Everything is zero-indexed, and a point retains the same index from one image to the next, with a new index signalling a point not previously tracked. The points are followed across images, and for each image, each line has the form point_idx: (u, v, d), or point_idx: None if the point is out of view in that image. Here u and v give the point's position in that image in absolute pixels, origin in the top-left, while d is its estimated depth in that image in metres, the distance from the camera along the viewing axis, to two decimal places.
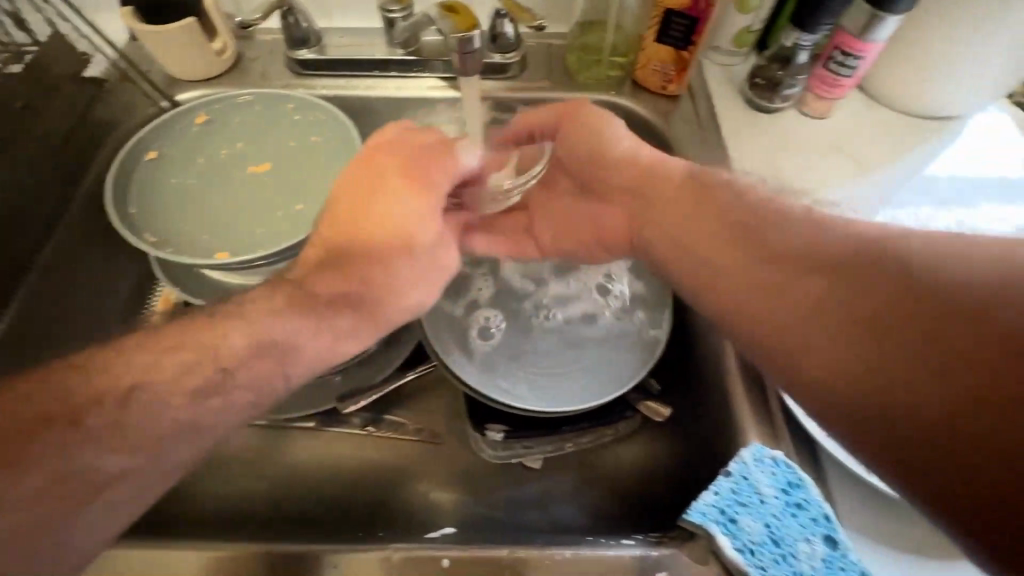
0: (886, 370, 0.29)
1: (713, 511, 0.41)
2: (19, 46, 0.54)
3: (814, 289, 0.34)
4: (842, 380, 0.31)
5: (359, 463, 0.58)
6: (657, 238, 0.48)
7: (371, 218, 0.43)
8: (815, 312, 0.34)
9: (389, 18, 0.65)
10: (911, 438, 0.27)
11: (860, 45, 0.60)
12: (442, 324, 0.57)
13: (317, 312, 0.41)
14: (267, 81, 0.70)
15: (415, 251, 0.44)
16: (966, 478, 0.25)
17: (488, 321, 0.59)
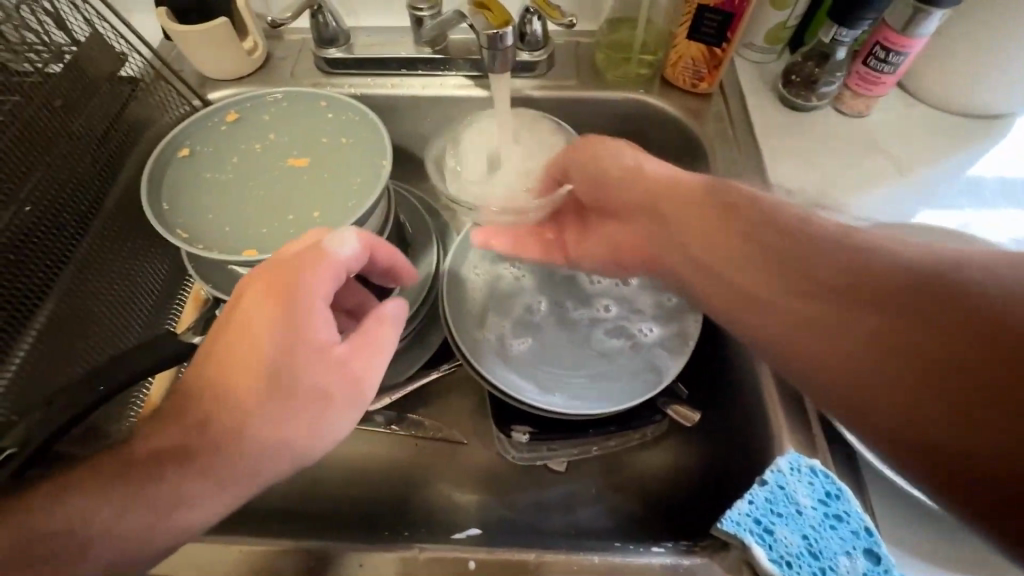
0: (895, 359, 0.28)
1: (748, 520, 0.40)
2: (59, 46, 0.55)
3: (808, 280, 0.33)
4: (845, 368, 0.30)
5: (383, 462, 0.58)
6: None
7: (233, 349, 0.38)
8: (823, 302, 0.32)
9: (417, 17, 0.65)
10: (908, 424, 0.27)
11: (904, 41, 0.58)
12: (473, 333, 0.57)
13: (237, 436, 0.36)
14: (295, 80, 0.70)
15: (309, 384, 0.38)
16: (961, 462, 0.24)
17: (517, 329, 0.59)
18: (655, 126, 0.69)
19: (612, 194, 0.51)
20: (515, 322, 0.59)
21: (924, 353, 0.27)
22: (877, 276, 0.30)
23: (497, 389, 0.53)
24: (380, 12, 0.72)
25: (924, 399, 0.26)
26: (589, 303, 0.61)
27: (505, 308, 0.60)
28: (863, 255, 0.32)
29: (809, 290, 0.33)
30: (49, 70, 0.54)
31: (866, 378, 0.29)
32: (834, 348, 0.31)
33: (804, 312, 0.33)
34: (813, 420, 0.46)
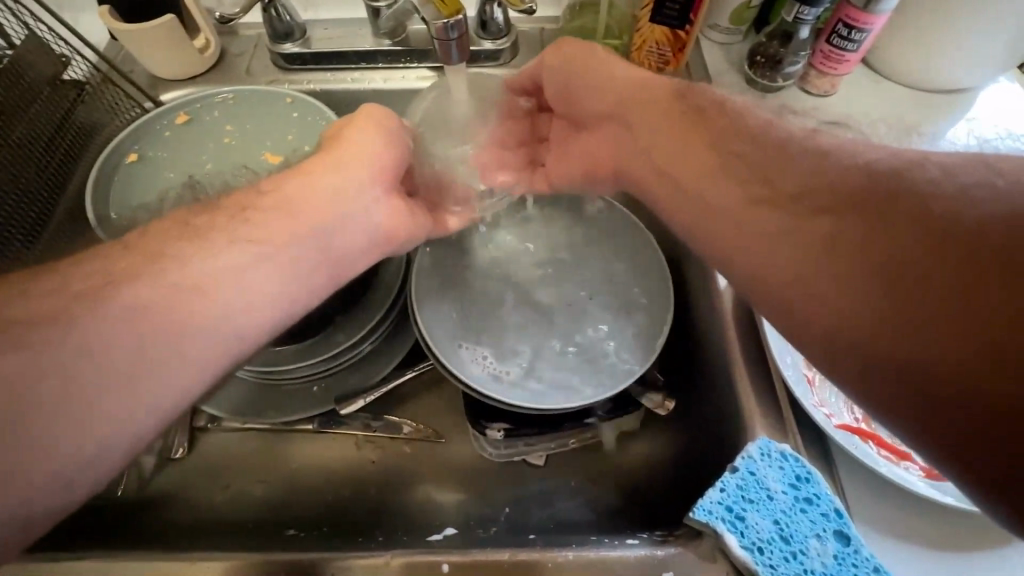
0: (890, 300, 0.26)
1: (720, 507, 0.39)
2: None
3: (799, 233, 0.31)
4: (826, 312, 0.28)
5: (358, 465, 0.58)
6: None
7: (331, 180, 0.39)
8: (816, 244, 0.30)
9: (375, 7, 0.62)
10: (908, 361, 0.24)
11: (866, 18, 0.57)
12: (443, 324, 0.55)
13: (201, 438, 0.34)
14: (252, 77, 0.68)
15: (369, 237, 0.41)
16: (967, 403, 0.22)
17: (487, 321, 0.57)
18: None
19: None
20: (474, 307, 0.58)
21: (920, 291, 0.25)
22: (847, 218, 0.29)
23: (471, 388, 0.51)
24: (336, 5, 0.70)
25: (916, 336, 0.24)
26: (566, 290, 0.59)
27: (478, 282, 0.59)
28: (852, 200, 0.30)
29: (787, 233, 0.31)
30: None
31: (851, 317, 0.27)
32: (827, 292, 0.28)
33: (786, 248, 0.31)
34: (782, 403, 0.47)
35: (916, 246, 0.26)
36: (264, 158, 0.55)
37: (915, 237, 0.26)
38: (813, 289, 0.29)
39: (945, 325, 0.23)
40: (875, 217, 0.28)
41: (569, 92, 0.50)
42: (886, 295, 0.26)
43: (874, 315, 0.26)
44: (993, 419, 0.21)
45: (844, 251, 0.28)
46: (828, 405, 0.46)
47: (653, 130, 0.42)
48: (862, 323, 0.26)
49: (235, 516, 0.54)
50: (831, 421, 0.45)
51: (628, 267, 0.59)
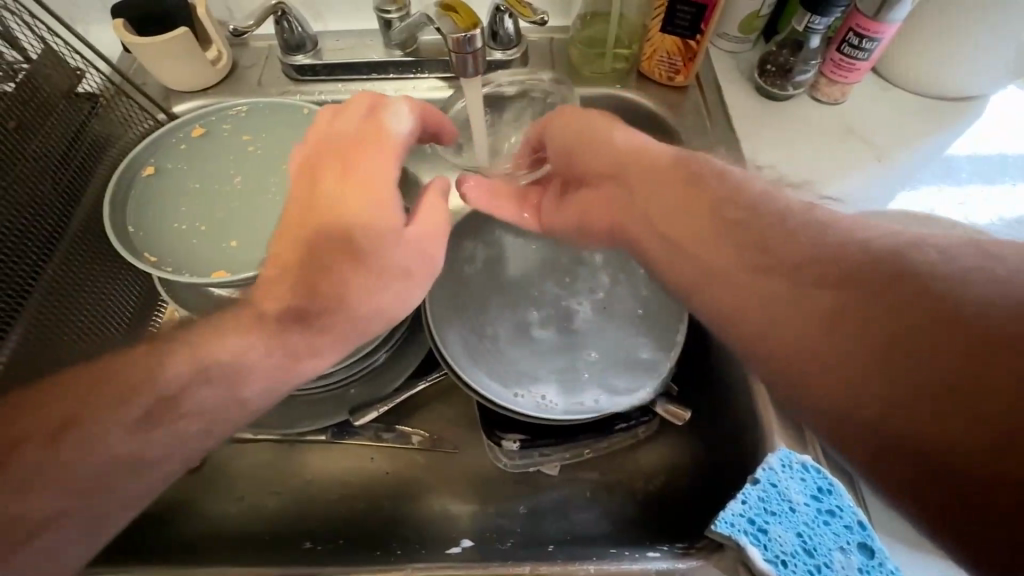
0: (882, 342, 0.25)
1: (742, 520, 0.39)
2: (11, 64, 0.52)
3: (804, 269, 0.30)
4: (817, 368, 0.27)
5: (370, 476, 0.57)
6: None
7: (339, 200, 0.39)
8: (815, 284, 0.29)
9: (386, 19, 0.63)
10: (904, 433, 0.24)
11: (877, 27, 0.58)
12: (453, 331, 0.54)
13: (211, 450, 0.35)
14: (263, 88, 0.68)
15: (362, 257, 0.38)
16: (965, 484, 0.22)
17: (498, 330, 0.56)
18: (634, 120, 0.69)
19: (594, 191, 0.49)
20: (485, 316, 0.57)
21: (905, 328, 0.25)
22: (855, 257, 0.28)
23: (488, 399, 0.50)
24: (347, 17, 0.70)
25: (906, 379, 0.24)
26: (575, 299, 0.59)
27: (489, 291, 0.58)
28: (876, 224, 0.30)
29: (792, 269, 0.30)
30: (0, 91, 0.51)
31: (841, 369, 0.26)
32: (823, 344, 0.27)
33: (775, 283, 0.31)
34: (801, 413, 0.46)
35: (912, 310, 0.25)
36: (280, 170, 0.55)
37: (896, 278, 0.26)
38: (801, 325, 0.29)
39: (936, 368, 0.23)
40: (864, 262, 0.28)
41: (571, 152, 0.48)
42: (884, 357, 0.25)
43: (863, 360, 0.26)
44: (987, 502, 0.21)
45: (833, 288, 0.28)
46: None
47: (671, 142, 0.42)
48: (854, 365, 0.26)
49: (248, 528, 0.54)
50: None
51: (647, 277, 0.58)
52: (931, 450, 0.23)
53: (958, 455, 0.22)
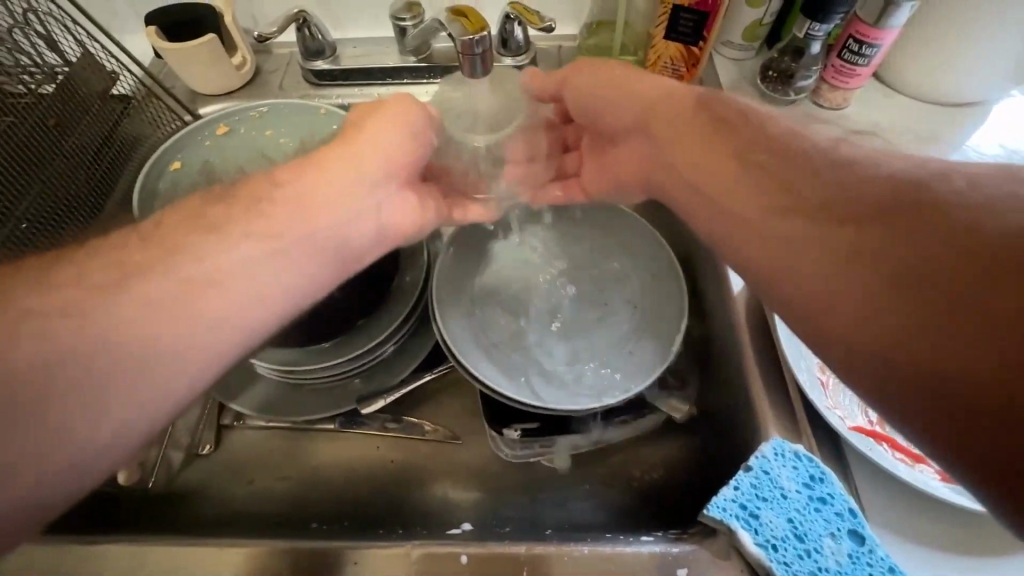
0: (895, 303, 0.27)
1: (734, 505, 0.40)
2: (52, 66, 0.56)
3: (829, 235, 0.31)
4: (841, 325, 0.29)
5: (376, 463, 0.59)
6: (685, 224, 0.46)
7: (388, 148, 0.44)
8: (840, 247, 0.30)
9: (401, 26, 0.66)
10: (918, 383, 0.25)
11: (876, 33, 0.59)
12: (463, 322, 0.57)
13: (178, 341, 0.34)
14: (284, 92, 0.72)
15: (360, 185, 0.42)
16: (975, 430, 0.23)
17: (503, 319, 0.59)
18: None
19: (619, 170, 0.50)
20: (494, 310, 0.59)
21: (909, 281, 0.27)
22: (873, 223, 0.29)
23: (491, 387, 0.52)
24: (365, 26, 0.74)
25: (905, 327, 0.26)
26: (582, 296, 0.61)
27: (494, 288, 0.61)
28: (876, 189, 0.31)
29: (814, 236, 0.32)
30: (41, 91, 0.55)
31: (860, 326, 0.28)
32: (847, 304, 0.29)
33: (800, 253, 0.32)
34: (797, 405, 0.47)
35: (927, 269, 0.26)
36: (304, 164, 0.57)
37: (918, 236, 0.27)
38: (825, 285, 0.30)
39: (931, 312, 0.25)
40: (871, 223, 0.30)
41: (604, 105, 0.51)
42: (903, 313, 0.26)
43: (875, 312, 0.28)
44: (993, 448, 0.22)
45: (851, 252, 0.30)
46: (841, 407, 0.46)
47: (672, 138, 0.44)
48: (868, 324, 0.28)
49: (258, 512, 0.56)
50: (845, 423, 0.45)
51: (652, 277, 0.60)
52: (942, 401, 0.24)
53: (964, 401, 0.23)
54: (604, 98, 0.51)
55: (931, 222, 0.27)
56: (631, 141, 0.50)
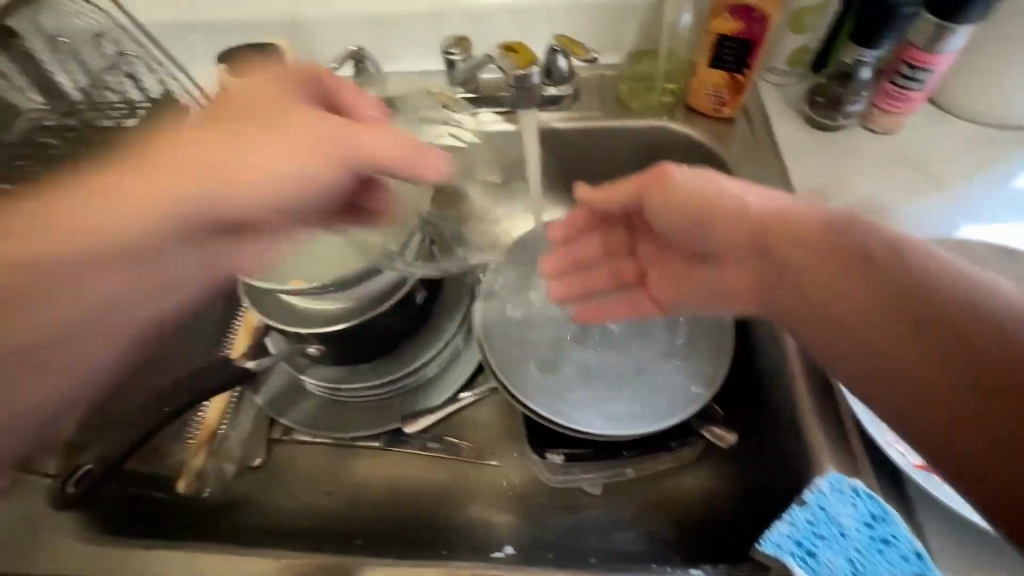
0: (924, 375, 0.34)
1: (789, 542, 0.39)
2: (134, 103, 0.62)
3: (866, 305, 0.38)
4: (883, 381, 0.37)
5: (418, 483, 0.60)
6: (726, 292, 0.49)
7: (127, 211, 0.45)
8: (877, 314, 0.37)
9: (451, 60, 0.69)
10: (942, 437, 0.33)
11: (929, 58, 0.58)
12: (505, 356, 0.58)
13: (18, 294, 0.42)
14: (338, 122, 0.76)
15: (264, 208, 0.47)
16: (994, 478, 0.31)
17: (542, 355, 0.58)
18: (681, 151, 0.71)
19: (679, 242, 0.49)
20: (533, 351, 0.58)
21: (945, 349, 0.34)
22: (905, 300, 0.36)
23: (536, 411, 0.53)
24: (414, 58, 0.77)
25: (932, 391, 0.34)
26: (625, 339, 0.59)
27: (531, 335, 0.59)
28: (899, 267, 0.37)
29: (854, 304, 0.39)
30: (124, 125, 0.61)
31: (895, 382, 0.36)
32: (886, 366, 0.36)
33: (843, 317, 0.39)
34: (854, 439, 0.45)
35: (948, 348, 0.34)
36: None
37: (940, 317, 0.34)
38: (871, 348, 0.37)
39: (951, 382, 0.33)
40: (902, 290, 0.37)
41: (691, 228, 0.47)
42: (932, 380, 0.34)
43: (907, 375, 0.35)
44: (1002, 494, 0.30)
45: (887, 321, 0.37)
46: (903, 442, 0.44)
47: (702, 213, 0.46)
48: (902, 389, 0.35)
49: (303, 526, 0.58)
50: (909, 459, 0.43)
51: None
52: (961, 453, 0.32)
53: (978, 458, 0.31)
54: (623, 183, 0.50)
55: (953, 306, 0.34)
56: (660, 218, 0.49)
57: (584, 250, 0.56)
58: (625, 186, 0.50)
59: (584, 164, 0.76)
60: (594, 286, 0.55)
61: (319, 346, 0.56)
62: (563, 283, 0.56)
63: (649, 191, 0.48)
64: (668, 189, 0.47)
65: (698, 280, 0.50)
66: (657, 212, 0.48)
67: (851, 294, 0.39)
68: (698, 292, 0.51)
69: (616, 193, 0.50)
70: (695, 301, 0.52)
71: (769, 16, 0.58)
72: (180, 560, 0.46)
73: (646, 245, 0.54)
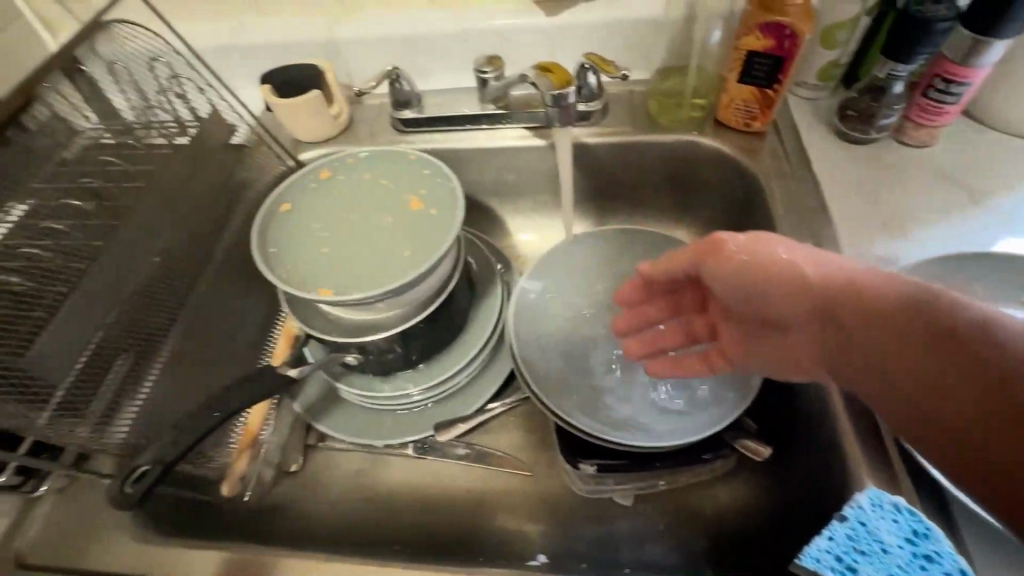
0: (955, 420, 0.32)
1: (829, 557, 0.41)
2: (185, 122, 0.66)
3: (887, 347, 0.36)
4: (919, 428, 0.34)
5: (451, 490, 0.61)
6: (764, 341, 0.48)
7: None
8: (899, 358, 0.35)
9: (482, 78, 0.72)
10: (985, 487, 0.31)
11: (965, 71, 0.58)
12: (571, 400, 0.58)
13: None
14: (374, 138, 0.78)
15: None
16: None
17: (608, 398, 0.59)
18: (711, 164, 0.71)
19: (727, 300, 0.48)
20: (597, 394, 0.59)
21: (974, 392, 0.31)
22: (924, 344, 0.34)
23: (569, 422, 0.54)
24: (447, 77, 0.80)
25: (965, 437, 0.32)
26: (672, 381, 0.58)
27: (594, 379, 0.60)
28: (913, 305, 0.35)
29: (874, 346, 0.37)
30: (176, 142, 0.64)
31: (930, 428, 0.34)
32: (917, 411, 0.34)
33: (868, 363, 0.37)
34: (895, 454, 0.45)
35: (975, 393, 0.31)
36: (402, 206, 0.61)
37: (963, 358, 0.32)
38: (902, 393, 0.35)
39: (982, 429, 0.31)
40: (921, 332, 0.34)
41: (727, 287, 0.47)
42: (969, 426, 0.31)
43: (942, 421, 0.33)
44: None
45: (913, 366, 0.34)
46: None
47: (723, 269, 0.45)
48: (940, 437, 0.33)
49: (338, 530, 0.59)
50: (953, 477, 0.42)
51: None
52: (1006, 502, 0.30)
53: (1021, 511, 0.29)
54: (682, 251, 0.50)
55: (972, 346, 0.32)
56: (711, 282, 0.48)
57: (651, 310, 0.58)
58: (685, 254, 0.50)
59: (613, 178, 0.77)
60: (663, 343, 0.58)
61: (356, 356, 0.57)
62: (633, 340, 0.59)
63: (706, 258, 0.48)
64: (714, 255, 0.47)
65: (753, 337, 0.49)
66: (709, 277, 0.48)
67: (869, 337, 0.37)
68: (765, 356, 0.48)
69: (674, 260, 0.51)
70: (759, 361, 0.50)
71: (802, 34, 0.58)
72: (224, 560, 0.48)
73: (715, 304, 0.54)
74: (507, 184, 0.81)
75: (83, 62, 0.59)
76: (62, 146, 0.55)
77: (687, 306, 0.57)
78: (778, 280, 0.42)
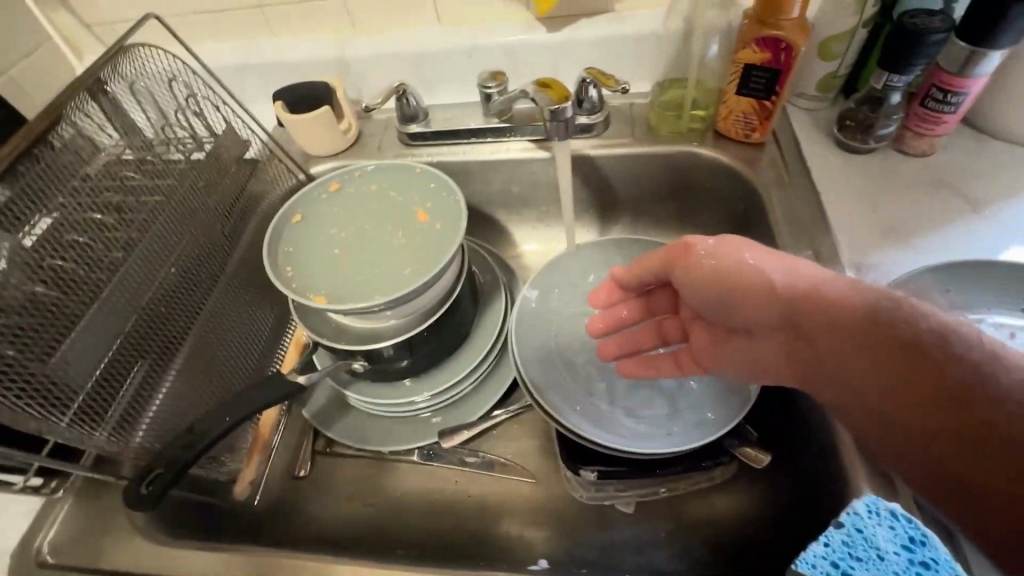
0: (921, 423, 0.36)
1: (825, 563, 0.39)
2: (201, 138, 0.68)
3: (858, 356, 0.39)
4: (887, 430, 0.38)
5: (455, 496, 0.62)
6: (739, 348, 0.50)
7: None
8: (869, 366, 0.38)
9: (486, 93, 0.73)
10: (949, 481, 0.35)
11: (961, 82, 0.58)
12: (561, 390, 0.60)
13: None
14: (382, 152, 0.81)
15: None
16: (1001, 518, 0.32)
17: (591, 395, 0.60)
18: (712, 175, 0.72)
19: (698, 303, 0.51)
20: (584, 395, 0.60)
21: (938, 397, 0.35)
22: (891, 353, 0.37)
23: (569, 428, 0.55)
24: (453, 92, 0.82)
25: (931, 439, 0.35)
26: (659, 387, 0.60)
27: (581, 380, 0.61)
28: (879, 317, 0.39)
29: (847, 356, 0.40)
30: (193, 157, 0.66)
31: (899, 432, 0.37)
32: (886, 415, 0.38)
33: (841, 371, 0.40)
34: None
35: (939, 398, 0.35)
36: (409, 218, 0.63)
37: (926, 366, 0.36)
38: (872, 399, 0.39)
39: (944, 430, 0.34)
40: (888, 343, 0.38)
41: (703, 294, 0.50)
42: (932, 428, 0.35)
43: (908, 424, 0.36)
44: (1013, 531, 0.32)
45: (881, 373, 0.38)
46: None
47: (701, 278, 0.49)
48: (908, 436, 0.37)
49: (345, 535, 0.60)
50: None
51: None
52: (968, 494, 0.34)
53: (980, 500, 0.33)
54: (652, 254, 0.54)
55: (935, 354, 0.36)
56: (682, 285, 0.51)
57: (625, 312, 0.61)
58: (655, 258, 0.54)
59: (615, 188, 0.78)
60: (636, 343, 0.60)
61: (364, 363, 0.58)
62: (608, 342, 0.61)
63: (676, 262, 0.51)
64: (686, 258, 0.50)
65: (728, 343, 0.51)
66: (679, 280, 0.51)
67: (843, 348, 0.40)
68: (736, 359, 0.51)
69: (648, 264, 0.54)
70: (732, 364, 0.52)
71: (797, 46, 0.60)
72: (234, 561, 0.49)
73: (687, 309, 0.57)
74: (512, 195, 0.83)
75: (107, 81, 0.62)
76: (84, 162, 0.57)
77: (659, 310, 0.60)
78: (756, 293, 0.45)
